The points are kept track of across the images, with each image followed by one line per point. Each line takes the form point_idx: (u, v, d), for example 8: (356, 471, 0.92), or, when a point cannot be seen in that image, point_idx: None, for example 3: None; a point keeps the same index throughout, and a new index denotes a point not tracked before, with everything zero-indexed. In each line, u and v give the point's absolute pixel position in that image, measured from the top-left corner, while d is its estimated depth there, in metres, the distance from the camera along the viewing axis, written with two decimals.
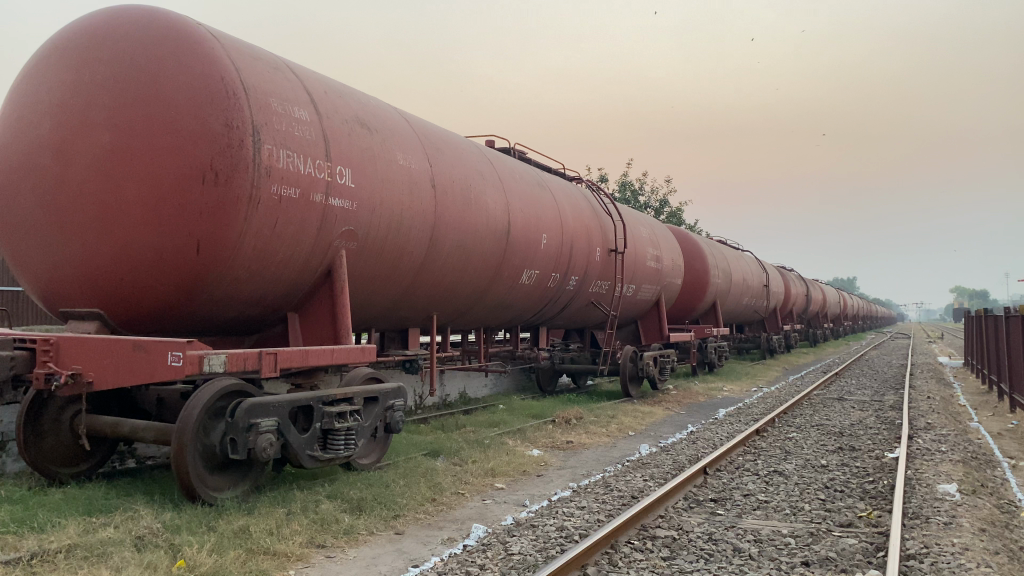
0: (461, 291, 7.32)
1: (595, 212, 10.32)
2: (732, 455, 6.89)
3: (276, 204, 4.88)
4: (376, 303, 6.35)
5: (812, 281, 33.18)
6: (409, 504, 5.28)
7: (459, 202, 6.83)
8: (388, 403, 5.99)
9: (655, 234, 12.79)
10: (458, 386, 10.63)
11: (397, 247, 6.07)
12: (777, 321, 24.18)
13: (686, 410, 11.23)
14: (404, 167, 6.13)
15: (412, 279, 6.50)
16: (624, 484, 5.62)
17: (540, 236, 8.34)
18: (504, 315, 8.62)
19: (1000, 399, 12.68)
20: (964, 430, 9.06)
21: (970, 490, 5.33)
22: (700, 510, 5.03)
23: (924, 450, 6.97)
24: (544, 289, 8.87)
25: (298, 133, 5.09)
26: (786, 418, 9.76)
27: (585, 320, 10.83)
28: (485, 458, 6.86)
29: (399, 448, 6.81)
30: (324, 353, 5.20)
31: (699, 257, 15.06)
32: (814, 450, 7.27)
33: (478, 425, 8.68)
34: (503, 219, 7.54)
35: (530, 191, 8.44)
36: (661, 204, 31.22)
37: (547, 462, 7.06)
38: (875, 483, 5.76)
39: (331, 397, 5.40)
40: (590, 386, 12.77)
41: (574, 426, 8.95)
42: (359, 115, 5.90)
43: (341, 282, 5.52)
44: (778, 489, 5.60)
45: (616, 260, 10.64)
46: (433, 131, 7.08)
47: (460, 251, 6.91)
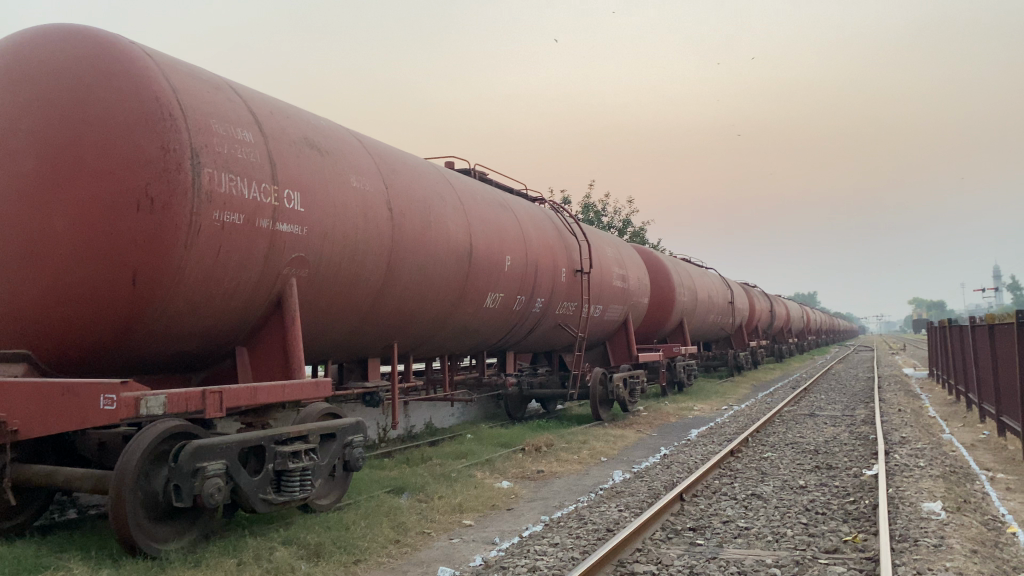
0: (422, 318, 7.04)
1: (559, 233, 10.12)
2: (708, 479, 6.66)
3: (218, 231, 4.58)
4: (332, 333, 6.03)
5: (775, 298, 33.39)
6: (371, 547, 4.96)
7: (418, 225, 6.56)
8: (346, 439, 5.67)
9: (621, 254, 12.63)
10: (424, 417, 10.31)
11: (352, 273, 5.78)
12: (744, 338, 24.17)
13: (658, 432, 11.00)
14: (357, 189, 5.85)
15: (371, 307, 6.20)
16: (598, 516, 5.34)
17: (503, 258, 8.09)
18: (468, 341, 8.33)
19: (968, 408, 12.66)
20: (939, 442, 8.94)
21: (956, 507, 5.14)
22: (679, 541, 4.78)
23: (902, 466, 6.80)
24: (509, 313, 8.62)
25: (242, 155, 4.80)
26: (760, 437, 9.57)
27: (552, 343, 10.58)
28: (451, 493, 6.55)
29: (362, 486, 6.47)
30: (275, 389, 4.86)
31: (664, 276, 14.90)
32: (791, 470, 7.07)
33: (445, 457, 8.36)
34: (464, 242, 7.29)
35: (491, 213, 8.21)
36: (624, 223, 31.27)
37: (517, 494, 6.76)
38: (857, 503, 5.56)
39: (284, 436, 5.07)
40: (560, 411, 12.50)
41: (545, 454, 8.67)
42: (307, 135, 5.62)
43: (292, 312, 5.22)
44: (758, 515, 5.37)
45: (582, 281, 10.43)
46: (389, 152, 6.82)
47: (420, 276, 6.64)
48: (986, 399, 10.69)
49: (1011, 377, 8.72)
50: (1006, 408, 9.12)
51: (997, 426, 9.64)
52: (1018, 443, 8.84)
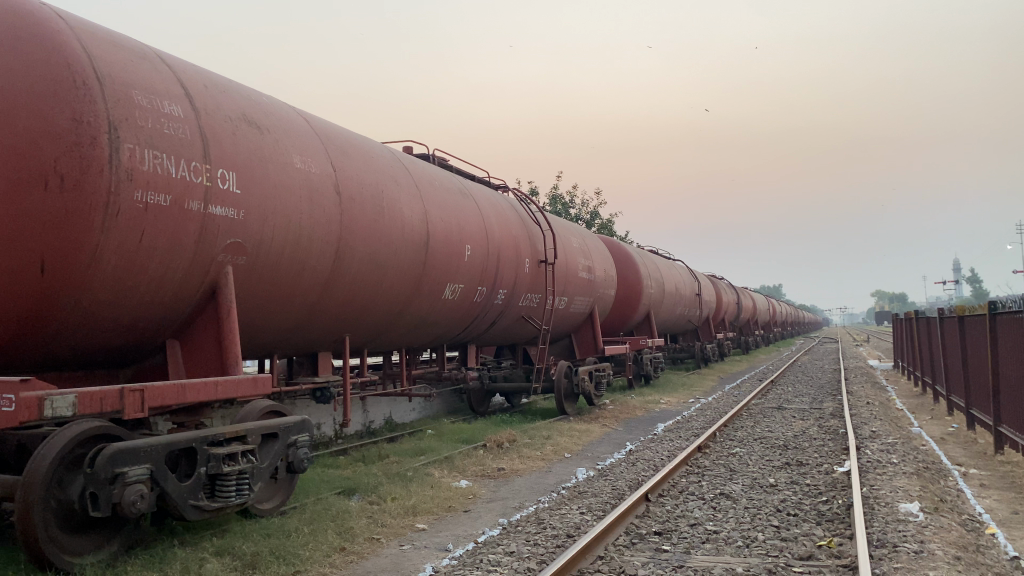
0: (376, 309, 6.65)
1: (523, 222, 9.76)
2: (674, 477, 6.37)
3: (141, 213, 4.17)
4: (274, 325, 5.63)
5: (743, 291, 33.40)
6: (313, 557, 4.59)
7: (369, 211, 6.17)
8: (290, 439, 5.29)
9: (587, 244, 12.31)
10: (382, 413, 9.93)
11: (296, 262, 5.39)
12: (711, 330, 24.03)
13: (624, 426, 10.73)
14: (302, 171, 5.45)
15: (318, 298, 5.81)
16: (559, 519, 5.01)
17: (463, 247, 7.72)
18: (427, 335, 7.96)
19: (935, 400, 12.57)
20: (909, 437, 8.74)
21: (933, 509, 4.89)
22: (644, 547, 4.46)
23: (875, 463, 6.56)
24: (469, 304, 8.25)
25: (168, 130, 4.38)
26: (728, 432, 9.32)
27: (516, 335, 10.23)
28: (406, 494, 6.18)
29: (309, 488, 6.08)
30: (206, 387, 4.47)
31: (631, 267, 14.61)
32: (760, 467, 6.81)
33: (402, 455, 8.00)
34: (420, 229, 6.90)
35: (450, 199, 7.82)
36: (592, 215, 31.02)
37: (476, 494, 6.42)
38: (830, 503, 5.30)
39: (218, 437, 4.67)
40: (526, 405, 12.17)
41: (507, 450, 8.34)
42: (246, 111, 5.20)
43: (227, 302, 4.81)
44: (727, 517, 5.08)
45: (547, 272, 10.08)
46: (339, 132, 6.41)
47: (372, 264, 6.25)
48: (954, 391, 10.54)
49: (982, 370, 8.55)
50: (976, 401, 8.97)
51: (966, 419, 9.50)
52: (988, 436, 8.69)
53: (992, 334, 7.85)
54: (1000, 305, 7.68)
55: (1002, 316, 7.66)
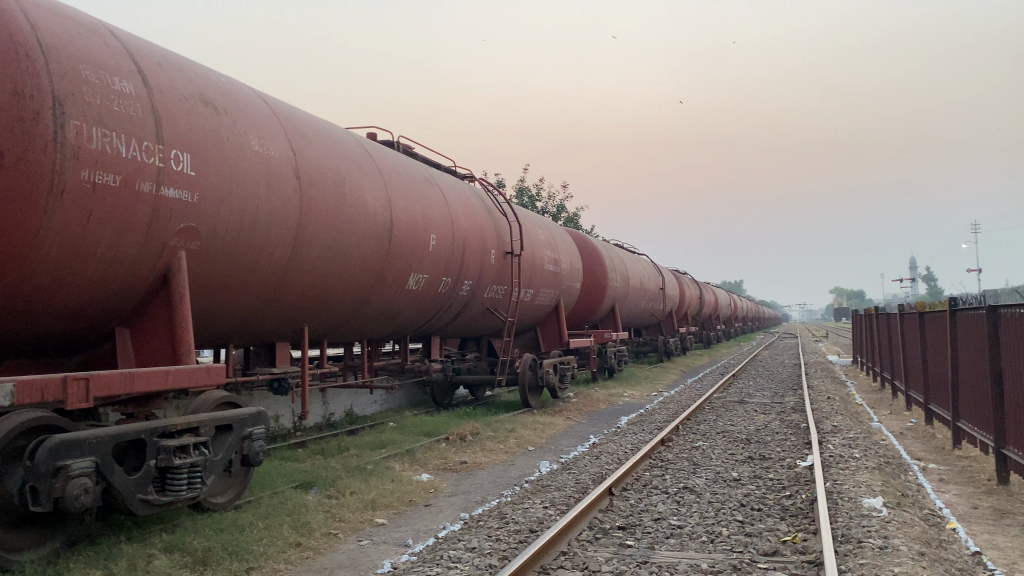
0: (337, 299, 6.49)
1: (489, 212, 9.63)
2: (638, 471, 6.32)
3: (88, 193, 3.97)
4: (230, 314, 5.46)
5: (706, 286, 33.65)
6: (268, 552, 4.44)
7: (330, 198, 6.00)
8: (245, 431, 5.13)
9: (553, 236, 12.22)
10: (343, 405, 9.77)
11: (253, 248, 5.22)
12: (674, 324, 24.14)
13: (587, 419, 10.68)
14: (260, 154, 5.28)
15: (275, 286, 5.65)
16: (521, 514, 4.92)
17: (427, 236, 7.58)
18: (389, 326, 7.81)
19: (894, 395, 12.72)
20: (870, 432, 8.80)
21: (896, 504, 4.88)
22: (607, 542, 4.39)
23: (837, 458, 6.57)
24: (433, 294, 8.11)
25: (119, 107, 4.18)
26: (691, 426, 9.31)
27: (480, 327, 10.12)
28: (365, 488, 6.04)
29: (265, 481, 5.92)
30: (156, 377, 4.28)
31: (597, 260, 14.56)
32: (723, 461, 6.79)
33: (363, 448, 7.86)
34: (383, 217, 6.75)
35: (415, 187, 7.66)
36: (558, 208, 30.96)
37: (437, 488, 6.30)
38: (793, 498, 5.28)
39: (169, 429, 4.50)
40: (489, 398, 12.09)
41: (469, 444, 8.24)
42: (202, 91, 5.00)
43: (180, 289, 4.63)
44: (690, 511, 5.03)
45: (512, 263, 9.97)
46: (301, 116, 6.22)
47: (333, 252, 6.09)
48: (913, 387, 10.65)
49: (941, 366, 8.63)
50: (935, 396, 9.06)
51: (925, 414, 9.60)
52: (946, 431, 8.79)
53: (952, 330, 7.91)
54: (960, 302, 7.73)
55: (962, 313, 7.72)
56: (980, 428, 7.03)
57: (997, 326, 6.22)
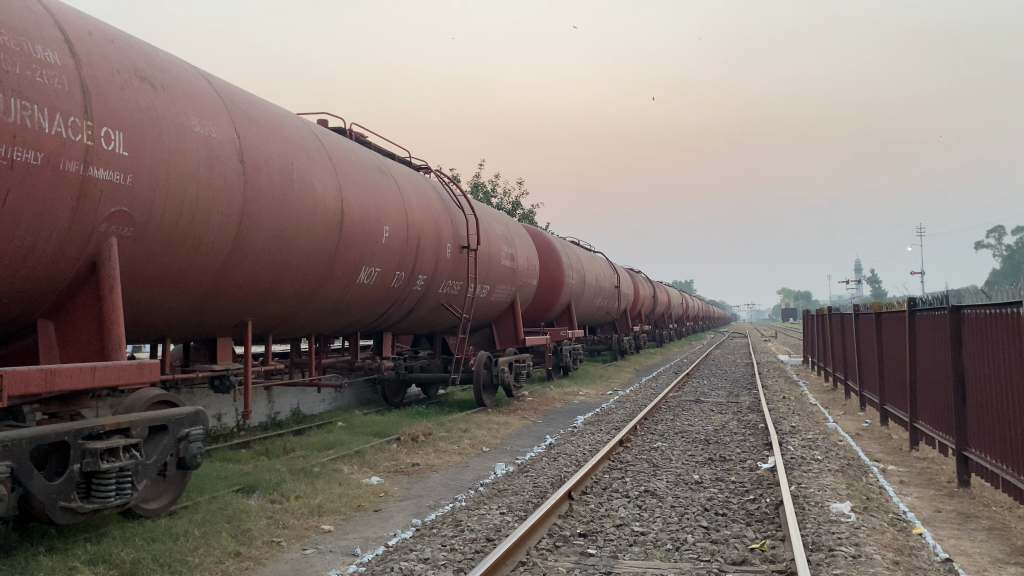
0: (283, 292, 6.16)
1: (444, 205, 9.34)
2: (596, 473, 6.11)
3: (6, 171, 3.60)
4: (166, 306, 5.10)
5: (659, 285, 33.79)
6: (203, 563, 4.11)
7: (277, 185, 5.67)
8: (181, 433, 4.78)
9: (510, 232, 11.98)
10: (290, 403, 9.42)
11: (192, 236, 4.88)
12: (628, 323, 24.11)
13: (543, 418, 10.47)
14: (201, 136, 4.93)
15: (216, 276, 5.31)
16: (477, 521, 4.66)
17: (380, 228, 7.27)
18: (339, 321, 7.49)
19: (847, 396, 12.77)
20: (827, 432, 8.74)
21: (863, 508, 4.74)
22: (568, 551, 4.16)
23: (798, 459, 6.45)
24: (385, 289, 7.80)
25: (42, 78, 3.80)
26: (648, 425, 9.16)
27: (434, 324, 9.83)
28: (311, 492, 5.73)
29: (203, 486, 5.56)
30: (82, 373, 3.91)
31: (554, 258, 14.37)
32: (683, 463, 6.63)
33: (310, 449, 7.53)
34: (333, 206, 6.43)
35: (368, 177, 7.35)
36: (513, 205, 30.76)
37: (388, 492, 6.01)
38: (757, 502, 5.12)
39: (96, 430, 4.14)
40: (442, 396, 11.81)
41: (422, 444, 7.95)
42: (138, 65, 4.63)
43: (110, 278, 4.27)
44: (653, 516, 4.84)
45: (468, 258, 9.70)
46: (246, 97, 5.87)
47: (279, 243, 5.76)
48: (867, 388, 10.67)
49: (898, 367, 8.60)
50: (890, 397, 9.05)
51: (879, 415, 9.60)
52: (902, 432, 8.78)
53: (910, 331, 7.87)
54: (919, 302, 7.69)
55: (920, 314, 7.68)
56: (938, 430, 6.98)
57: (960, 327, 6.15)
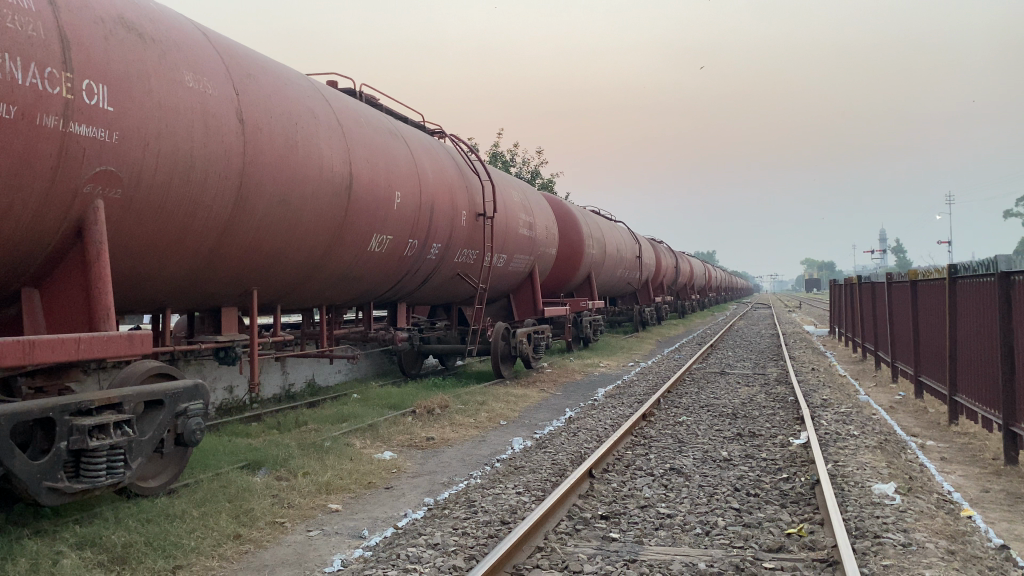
0: (289, 260, 5.86)
1: (460, 171, 8.99)
2: (619, 449, 5.80)
3: None
4: (162, 274, 4.82)
5: (681, 255, 33.30)
6: (200, 547, 3.86)
7: (280, 146, 5.35)
8: (179, 407, 4.52)
9: (529, 199, 11.61)
10: (305, 374, 9.19)
11: (186, 199, 4.58)
12: (650, 293, 23.70)
13: (563, 391, 10.17)
14: (195, 92, 4.61)
15: (215, 243, 5.02)
16: (492, 501, 4.37)
17: (391, 194, 6.94)
18: (350, 291, 7.19)
19: (877, 367, 12.36)
20: (860, 405, 8.37)
21: (907, 490, 4.40)
22: (589, 535, 3.86)
23: (833, 435, 6.10)
24: (398, 257, 7.49)
25: (15, 25, 3.49)
26: (672, 398, 8.83)
27: (450, 294, 9.52)
28: (320, 468, 5.47)
29: (206, 462, 5.32)
30: (67, 345, 3.64)
31: (574, 226, 13.98)
32: (710, 438, 6.30)
33: (321, 422, 7.28)
34: (341, 170, 6.10)
35: (378, 140, 7.00)
36: (534, 174, 30.28)
37: (400, 468, 5.74)
38: (791, 482, 4.79)
39: (85, 406, 3.88)
40: (460, 368, 11.55)
41: (437, 417, 7.68)
42: (125, 15, 4.30)
43: (97, 244, 3.99)
44: (679, 497, 4.53)
45: (485, 225, 9.36)
46: (247, 53, 5.53)
47: (282, 208, 5.45)
48: (900, 359, 10.25)
49: (936, 338, 8.20)
50: (926, 369, 8.65)
51: (914, 387, 9.21)
52: (939, 405, 8.39)
53: (951, 299, 7.44)
54: (961, 269, 7.25)
55: (962, 282, 7.26)
56: (982, 404, 6.59)
57: (1010, 295, 5.75)
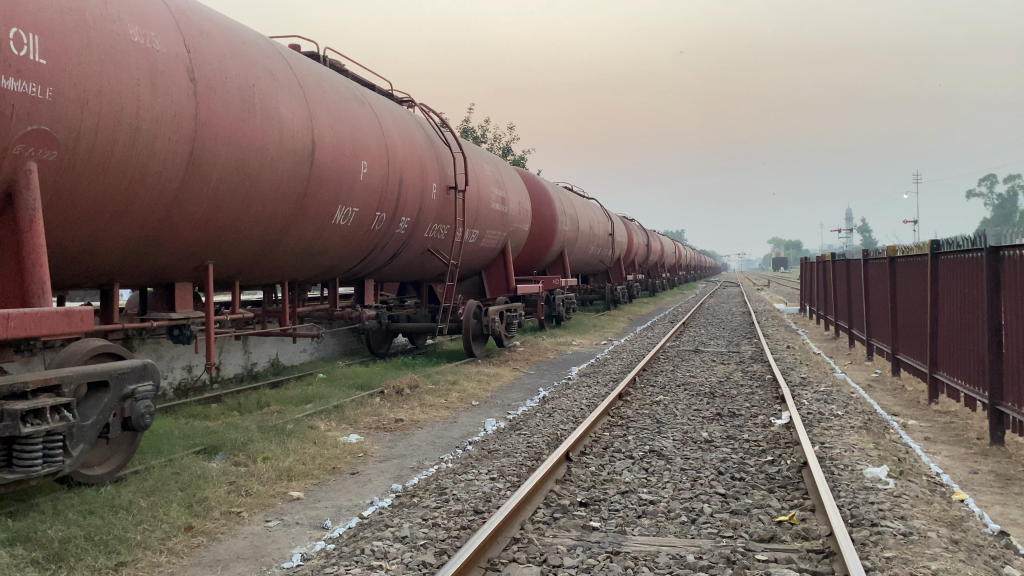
0: (246, 232, 5.51)
1: (430, 142, 8.64)
2: (595, 431, 5.56)
3: None
4: (105, 244, 4.46)
5: (652, 234, 33.17)
6: (147, 541, 3.55)
7: (236, 109, 4.99)
8: (126, 390, 4.18)
9: (501, 173, 11.28)
10: (268, 354, 8.85)
11: (131, 164, 4.22)
12: (621, 272, 23.52)
13: (535, 369, 9.92)
14: (141, 47, 4.23)
15: (165, 213, 4.66)
16: (464, 488, 4.10)
17: (357, 163, 6.59)
18: (314, 266, 6.85)
19: (851, 344, 12.28)
20: (838, 384, 8.22)
21: (899, 473, 4.21)
22: (568, 524, 3.61)
23: (816, 415, 5.91)
24: (364, 231, 7.15)
25: None
26: (648, 377, 8.62)
27: (419, 270, 9.20)
28: (281, 453, 5.16)
29: (158, 447, 4.99)
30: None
31: (546, 202, 13.67)
32: (689, 419, 6.08)
33: (284, 404, 6.96)
34: (303, 137, 5.74)
35: (343, 106, 6.64)
36: (504, 151, 29.86)
37: (367, 452, 5.45)
38: (776, 465, 4.59)
39: (18, 389, 3.53)
40: (430, 347, 11.26)
41: (406, 398, 7.39)
42: None
43: (30, 211, 3.62)
44: (661, 481, 4.30)
45: (455, 199, 9.03)
46: (199, 8, 5.13)
47: (239, 176, 5.09)
48: (877, 337, 10.12)
49: (916, 315, 8.04)
50: (905, 347, 8.53)
51: (891, 365, 9.08)
52: (917, 383, 8.27)
53: (932, 276, 7.29)
54: (944, 245, 7.08)
55: (945, 259, 7.09)
56: (964, 382, 6.44)
57: (999, 272, 5.57)
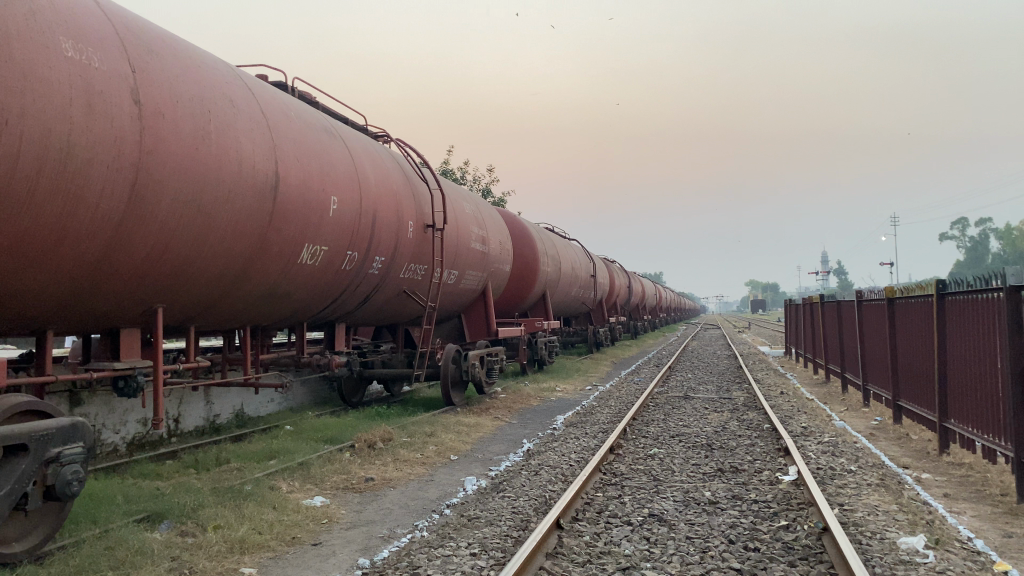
0: (199, 274, 4.98)
1: (406, 178, 8.19)
2: (587, 491, 5.03)
3: None
4: (30, 287, 3.91)
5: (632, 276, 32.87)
6: None
7: (188, 135, 4.51)
8: (50, 454, 3.63)
9: (481, 213, 10.86)
10: (232, 404, 8.27)
11: (61, 193, 3.71)
12: (603, 314, 23.14)
13: (518, 418, 9.37)
14: (74, 63, 3.75)
15: (104, 250, 4.14)
16: (442, 567, 3.55)
17: (325, 199, 6.11)
18: (279, 309, 6.32)
19: (843, 390, 11.86)
20: (840, 433, 7.76)
21: (937, 544, 3.71)
22: None
23: (826, 470, 5.42)
24: (334, 272, 6.64)
25: None
26: (639, 426, 8.10)
27: (395, 314, 8.68)
28: (235, 520, 4.58)
29: (94, 516, 4.39)
30: None
31: (527, 243, 13.24)
32: (688, 475, 5.57)
33: (245, 460, 6.36)
34: (264, 169, 5.26)
35: (311, 138, 6.19)
36: (484, 191, 29.57)
37: (333, 518, 4.88)
38: (793, 531, 4.08)
39: None
40: (408, 395, 10.70)
41: (379, 452, 6.82)
42: None
43: None
44: (666, 554, 3.77)
45: (433, 238, 8.57)
46: (148, 27, 4.67)
47: (190, 210, 4.59)
48: (874, 382, 9.69)
49: (919, 359, 7.63)
50: (907, 393, 8.10)
51: (892, 413, 8.63)
52: (922, 432, 7.81)
53: (938, 318, 6.90)
54: (950, 285, 6.72)
55: (951, 301, 6.72)
56: (979, 431, 6.01)
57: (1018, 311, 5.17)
